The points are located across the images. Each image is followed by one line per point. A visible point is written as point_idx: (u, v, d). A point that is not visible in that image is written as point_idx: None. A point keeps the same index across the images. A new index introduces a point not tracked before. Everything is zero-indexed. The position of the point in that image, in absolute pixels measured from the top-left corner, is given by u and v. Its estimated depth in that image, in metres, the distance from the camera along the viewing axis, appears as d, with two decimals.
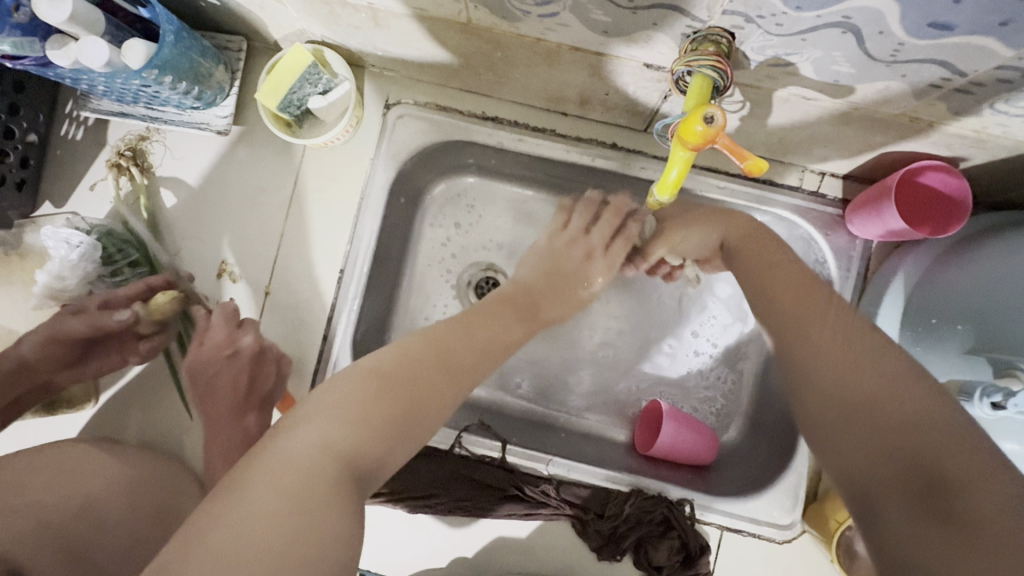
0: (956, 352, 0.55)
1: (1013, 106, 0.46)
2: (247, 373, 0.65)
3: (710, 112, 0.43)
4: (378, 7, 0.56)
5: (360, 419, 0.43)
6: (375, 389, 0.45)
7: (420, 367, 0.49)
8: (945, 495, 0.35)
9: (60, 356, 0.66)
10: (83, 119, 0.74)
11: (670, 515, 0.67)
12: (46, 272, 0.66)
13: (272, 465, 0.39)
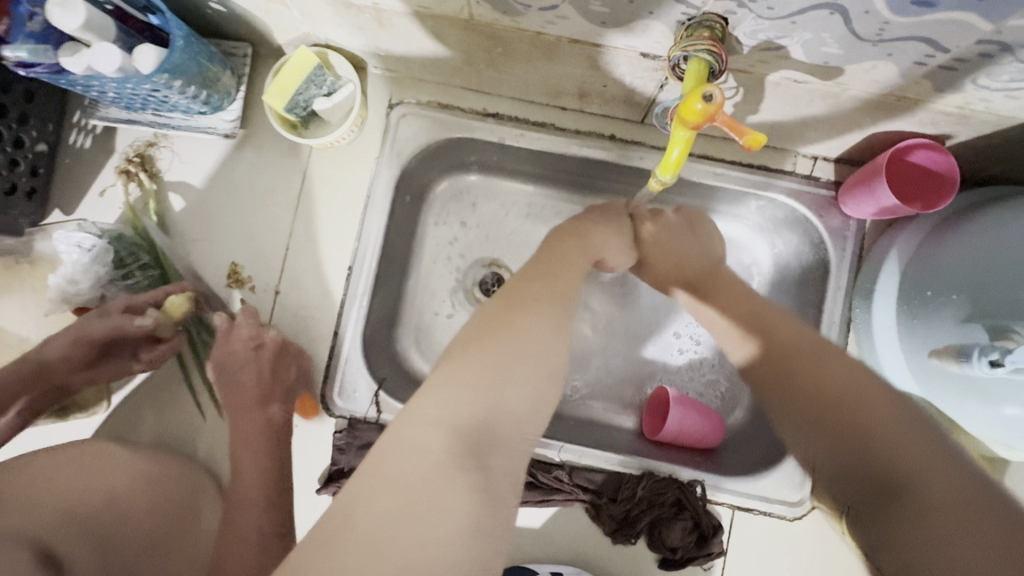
0: (953, 321, 0.57)
1: (994, 80, 0.48)
2: (270, 367, 0.66)
3: (710, 90, 0.45)
4: (382, 7, 0.58)
5: (480, 383, 0.43)
6: (496, 349, 0.45)
7: (505, 334, 0.46)
8: (899, 488, 0.39)
9: (81, 359, 0.63)
10: (91, 127, 0.75)
11: (682, 496, 0.68)
12: (57, 275, 0.66)
13: (393, 459, 0.39)
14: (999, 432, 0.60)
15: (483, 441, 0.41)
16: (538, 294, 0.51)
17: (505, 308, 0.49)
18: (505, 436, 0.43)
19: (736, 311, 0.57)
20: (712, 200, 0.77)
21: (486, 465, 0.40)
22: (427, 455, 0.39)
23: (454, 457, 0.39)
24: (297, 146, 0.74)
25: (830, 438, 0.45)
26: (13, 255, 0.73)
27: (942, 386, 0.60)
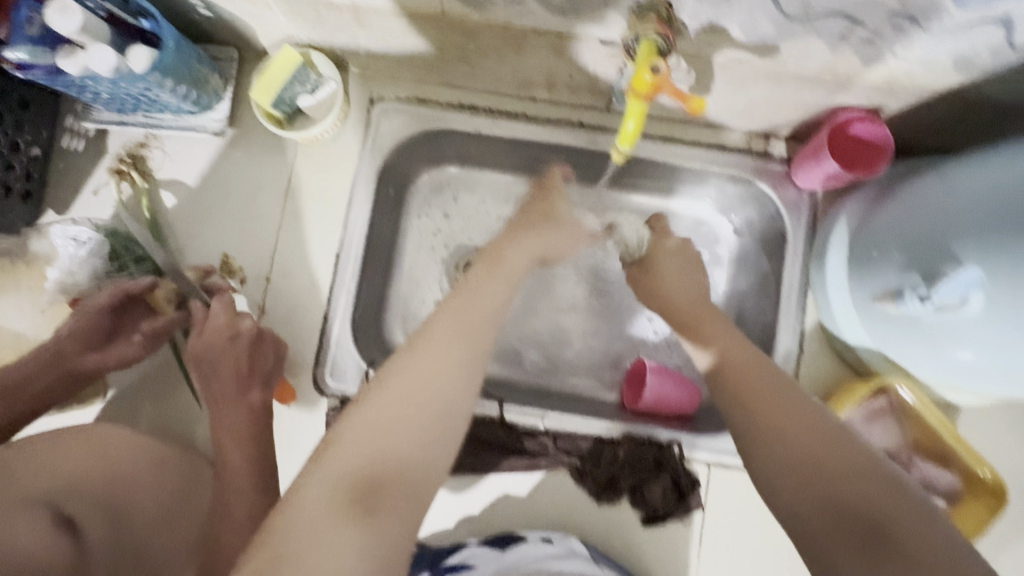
0: (895, 271, 0.60)
1: (910, 51, 0.55)
2: (247, 355, 0.64)
3: (655, 64, 0.53)
4: (361, 5, 0.62)
5: (375, 430, 0.41)
6: (383, 397, 0.43)
7: (401, 367, 0.44)
8: (882, 537, 0.38)
9: (88, 336, 0.65)
10: (84, 131, 0.78)
11: (660, 456, 0.73)
12: (56, 268, 0.70)
13: (286, 515, 0.38)
14: (955, 376, 0.63)
15: (372, 486, 0.39)
16: (456, 321, 0.48)
17: (422, 334, 0.47)
18: (400, 478, 0.41)
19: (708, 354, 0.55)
20: (677, 181, 0.82)
21: (374, 513, 0.39)
22: (312, 515, 0.38)
23: (339, 511, 0.38)
24: (284, 142, 0.78)
25: (796, 479, 0.43)
26: (9, 256, 0.75)
27: (893, 334, 0.64)
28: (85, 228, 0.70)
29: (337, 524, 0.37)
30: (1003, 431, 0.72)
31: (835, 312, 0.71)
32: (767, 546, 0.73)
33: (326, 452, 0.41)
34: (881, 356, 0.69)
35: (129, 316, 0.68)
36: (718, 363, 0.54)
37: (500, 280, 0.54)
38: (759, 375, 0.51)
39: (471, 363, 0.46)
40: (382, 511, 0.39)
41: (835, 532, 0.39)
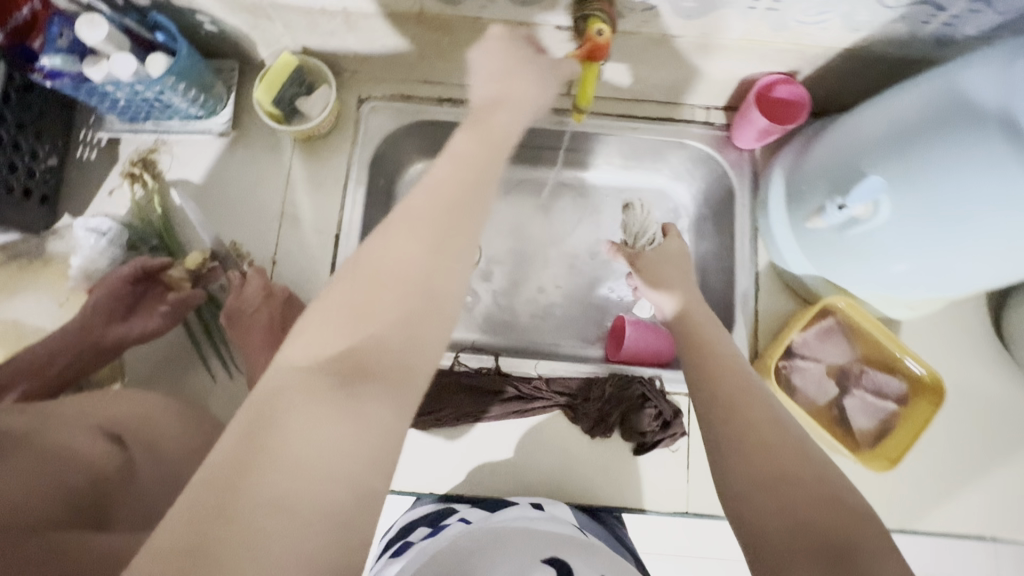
0: (823, 194, 0.71)
1: (806, 16, 0.67)
2: (281, 309, 0.72)
3: (597, 26, 0.63)
4: (351, 10, 0.73)
5: (359, 308, 0.41)
6: (355, 282, 0.43)
7: (380, 246, 0.44)
8: (847, 561, 0.40)
9: (114, 309, 0.72)
10: (97, 141, 0.85)
11: (645, 389, 0.80)
12: (76, 258, 0.76)
13: (276, 395, 0.37)
14: (881, 286, 0.74)
15: (359, 364, 0.39)
16: (430, 197, 0.47)
17: (409, 209, 0.46)
18: (385, 352, 0.41)
19: (701, 363, 0.59)
20: (636, 152, 0.93)
21: (361, 388, 0.38)
22: (299, 391, 0.37)
23: (325, 388, 0.37)
24: (283, 140, 0.87)
25: (762, 494, 0.45)
26: (28, 257, 0.81)
27: (827, 257, 0.75)
28: (103, 220, 0.76)
29: (329, 405, 0.36)
30: (936, 340, 0.83)
31: (781, 248, 0.82)
32: None
33: (306, 339, 0.40)
34: (823, 280, 0.79)
35: (151, 291, 0.76)
36: (703, 378, 0.57)
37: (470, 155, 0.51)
38: (740, 387, 0.55)
39: (458, 236, 0.46)
40: (368, 390, 0.38)
41: (792, 545, 0.42)
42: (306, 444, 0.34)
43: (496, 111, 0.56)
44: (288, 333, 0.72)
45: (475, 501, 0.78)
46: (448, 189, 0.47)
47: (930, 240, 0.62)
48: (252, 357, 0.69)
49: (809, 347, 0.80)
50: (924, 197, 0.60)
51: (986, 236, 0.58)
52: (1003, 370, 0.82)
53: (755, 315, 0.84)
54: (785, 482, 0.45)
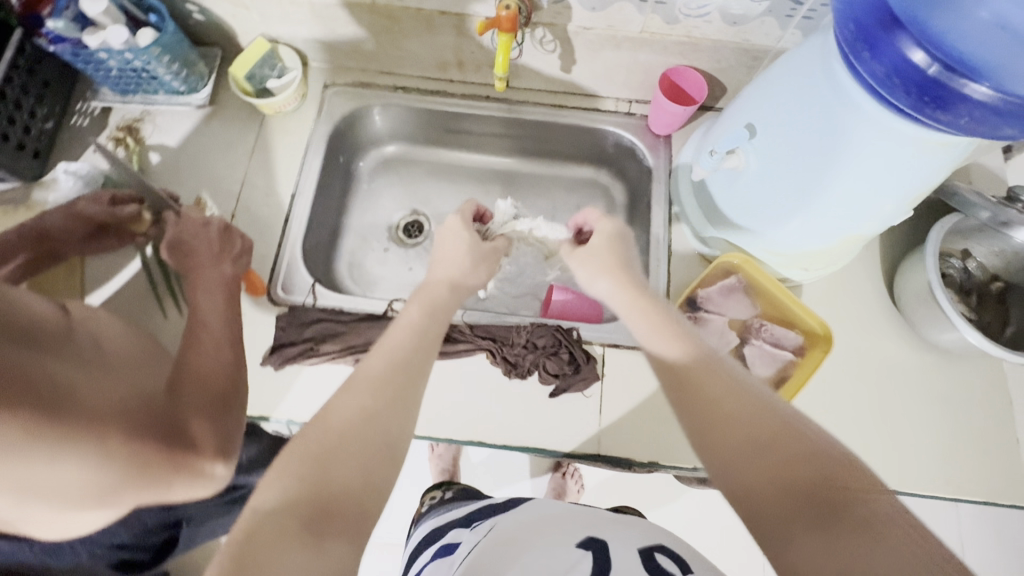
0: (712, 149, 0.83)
1: (689, 8, 0.80)
2: (218, 238, 0.80)
3: (506, 2, 0.76)
4: (315, 0, 0.87)
5: (324, 462, 0.48)
6: (317, 437, 0.49)
7: (348, 412, 0.52)
8: (849, 510, 0.42)
9: (76, 231, 0.80)
10: (91, 111, 0.97)
11: (559, 334, 0.86)
12: (55, 194, 0.88)
13: (246, 547, 0.41)
14: (762, 240, 0.82)
15: (325, 511, 0.45)
16: (395, 361, 0.58)
17: (381, 380, 0.55)
18: (349, 503, 0.47)
19: (667, 367, 0.57)
20: (569, 141, 1.05)
21: (326, 533, 0.44)
22: (273, 533, 0.42)
23: (294, 532, 0.43)
24: (253, 116, 0.99)
25: (761, 471, 0.47)
26: (14, 203, 0.90)
27: (718, 211, 0.85)
28: (84, 165, 0.88)
29: (297, 553, 0.41)
30: (833, 304, 0.90)
31: (687, 212, 0.92)
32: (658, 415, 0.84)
33: (269, 488, 0.45)
34: (723, 241, 0.88)
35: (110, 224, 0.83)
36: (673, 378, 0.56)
37: (424, 327, 0.64)
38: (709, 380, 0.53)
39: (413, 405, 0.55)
40: (332, 535, 0.44)
41: (799, 520, 0.43)
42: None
43: (444, 296, 0.70)
44: (228, 258, 0.80)
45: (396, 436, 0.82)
46: (404, 363, 0.58)
47: (790, 175, 0.72)
48: (199, 272, 0.76)
49: (713, 302, 0.87)
50: (773, 144, 0.72)
51: (840, 176, 0.67)
52: (894, 334, 0.88)
53: (669, 279, 0.92)
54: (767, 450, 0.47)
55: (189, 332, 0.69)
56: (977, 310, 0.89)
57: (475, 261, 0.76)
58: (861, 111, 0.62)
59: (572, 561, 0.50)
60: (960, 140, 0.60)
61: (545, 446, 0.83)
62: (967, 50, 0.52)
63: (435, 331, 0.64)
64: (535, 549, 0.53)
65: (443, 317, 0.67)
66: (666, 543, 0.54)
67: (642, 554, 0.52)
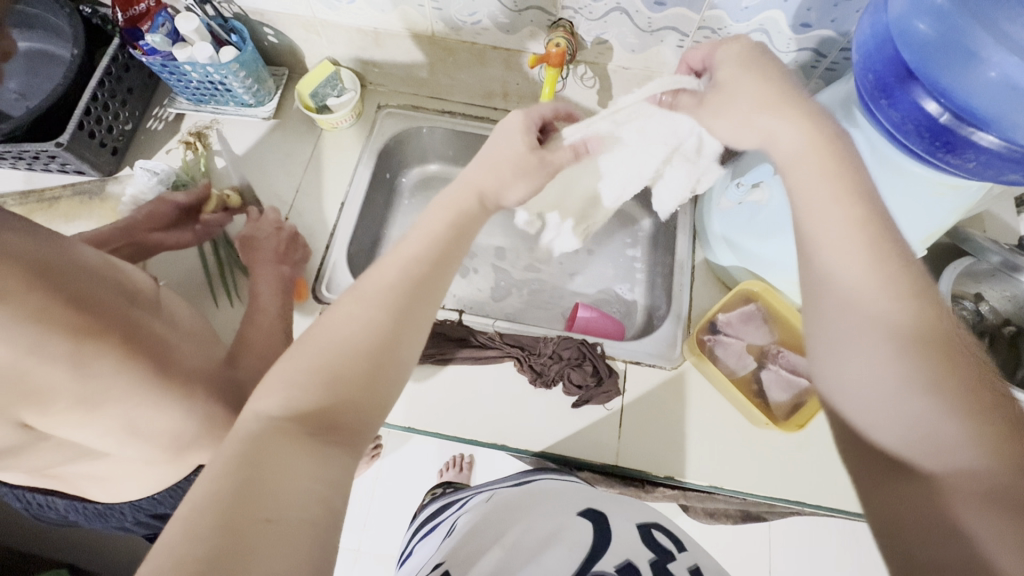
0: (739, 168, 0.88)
1: None
2: (284, 243, 0.92)
3: (556, 41, 0.84)
4: (381, 30, 0.97)
5: (326, 376, 0.49)
6: (321, 348, 0.51)
7: (348, 327, 0.52)
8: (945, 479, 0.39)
9: (159, 220, 0.92)
10: (166, 117, 1.07)
11: (584, 348, 0.91)
12: (131, 188, 0.96)
13: (257, 444, 0.44)
14: (778, 268, 0.87)
15: (326, 425, 0.47)
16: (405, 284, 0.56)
17: (384, 296, 0.55)
18: (349, 418, 0.49)
19: (823, 269, 0.50)
20: None
21: (327, 445, 0.46)
22: (283, 438, 0.45)
23: (300, 439, 0.45)
24: (311, 129, 1.07)
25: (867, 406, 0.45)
26: (90, 195, 0.99)
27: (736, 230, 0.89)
28: (160, 164, 0.96)
29: (301, 451, 0.45)
30: None
31: (706, 233, 0.97)
32: (673, 432, 0.88)
33: (273, 393, 0.48)
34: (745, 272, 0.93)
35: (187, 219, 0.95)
36: (828, 283, 0.50)
37: (436, 245, 0.60)
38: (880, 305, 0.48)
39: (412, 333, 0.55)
40: (333, 445, 0.47)
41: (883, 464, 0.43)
42: (287, 482, 0.42)
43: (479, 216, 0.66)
44: (288, 262, 0.92)
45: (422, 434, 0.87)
46: (408, 279, 0.56)
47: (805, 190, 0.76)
48: (260, 270, 0.88)
49: (732, 327, 0.91)
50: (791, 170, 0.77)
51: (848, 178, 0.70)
52: None
53: (689, 303, 0.97)
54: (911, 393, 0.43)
55: (247, 316, 0.81)
56: (989, 351, 0.91)
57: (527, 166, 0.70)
58: (875, 146, 0.67)
59: (569, 524, 0.60)
60: (971, 184, 0.65)
61: (565, 454, 0.86)
62: (975, 102, 0.58)
63: (447, 248, 0.61)
64: (532, 518, 0.62)
65: (465, 237, 0.64)
66: (660, 522, 0.65)
67: (642, 530, 0.61)
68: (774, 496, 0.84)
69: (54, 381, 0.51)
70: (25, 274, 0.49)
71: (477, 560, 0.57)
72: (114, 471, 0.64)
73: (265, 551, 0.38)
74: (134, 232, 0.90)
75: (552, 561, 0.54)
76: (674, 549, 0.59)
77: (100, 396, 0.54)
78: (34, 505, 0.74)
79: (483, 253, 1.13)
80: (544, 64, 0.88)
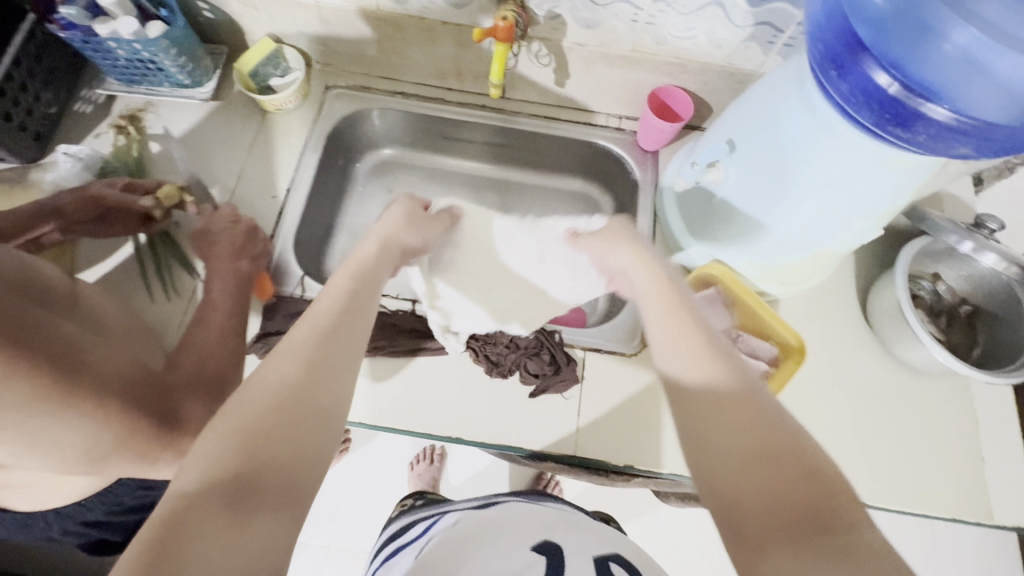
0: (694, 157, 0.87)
1: (678, 31, 0.85)
2: (242, 237, 0.86)
3: (504, 14, 0.81)
4: (323, 4, 0.91)
5: (249, 438, 0.46)
6: (239, 411, 0.48)
7: (271, 385, 0.51)
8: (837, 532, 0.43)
9: (90, 213, 0.83)
10: (95, 99, 0.99)
11: (541, 335, 0.89)
12: (53, 174, 0.91)
13: (169, 524, 0.40)
14: (737, 250, 0.85)
15: (252, 489, 0.44)
16: (330, 338, 0.57)
17: (312, 347, 0.55)
18: (281, 478, 0.46)
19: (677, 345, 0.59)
20: (560, 153, 1.08)
21: (255, 510, 0.43)
22: (199, 511, 0.41)
23: (221, 510, 0.42)
24: (253, 112, 1.01)
25: (750, 470, 0.48)
26: (10, 181, 0.92)
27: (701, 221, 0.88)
28: (83, 148, 0.92)
29: (222, 523, 0.41)
30: (809, 319, 0.93)
31: (666, 218, 0.95)
32: (635, 420, 0.86)
33: (188, 468, 0.44)
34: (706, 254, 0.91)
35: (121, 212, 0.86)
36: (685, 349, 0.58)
37: (344, 302, 0.62)
38: (721, 368, 0.55)
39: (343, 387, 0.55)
40: (262, 512, 0.43)
41: (781, 525, 0.44)
42: (208, 566, 0.38)
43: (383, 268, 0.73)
44: (247, 256, 0.85)
45: (374, 429, 0.83)
46: (322, 333, 0.57)
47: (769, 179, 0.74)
48: (215, 264, 0.82)
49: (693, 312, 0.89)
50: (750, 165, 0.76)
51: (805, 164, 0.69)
52: (868, 352, 0.90)
53: None
54: (771, 460, 0.47)
55: (198, 314, 0.76)
56: (947, 331, 0.93)
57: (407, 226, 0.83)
58: (827, 126, 0.65)
59: (526, 561, 0.53)
60: (923, 161, 0.64)
61: (528, 447, 0.84)
62: (928, 73, 0.56)
63: (363, 306, 0.63)
64: (495, 548, 0.55)
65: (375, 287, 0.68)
66: (623, 553, 0.57)
67: (598, 564, 0.53)
68: None
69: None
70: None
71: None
72: (27, 479, 0.59)
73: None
74: (64, 218, 0.81)
75: None
76: None
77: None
78: None
79: None
80: (492, 38, 0.84)
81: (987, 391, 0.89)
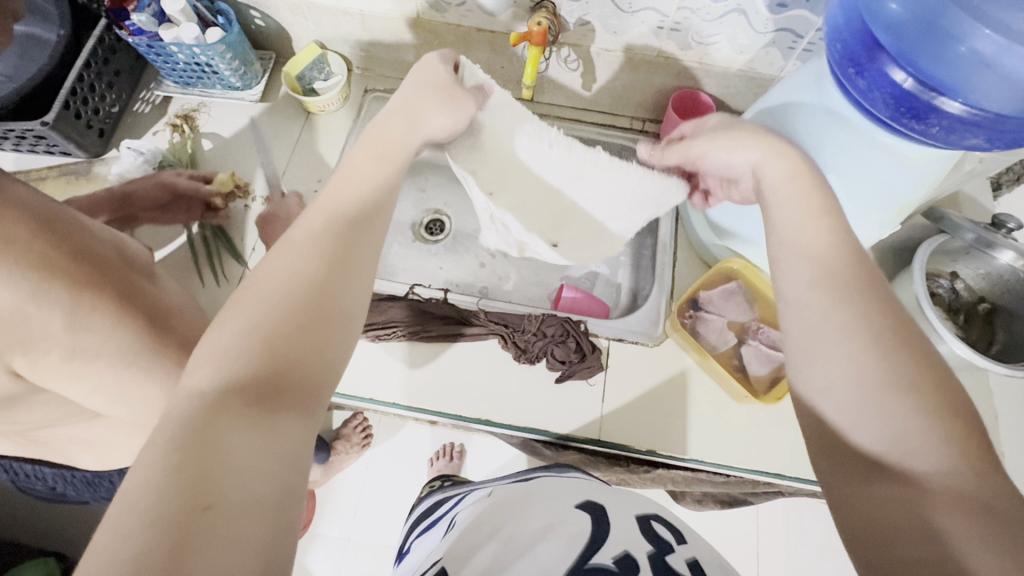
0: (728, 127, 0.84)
1: (702, 38, 0.90)
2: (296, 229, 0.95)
3: (539, 20, 0.86)
4: (367, 12, 0.97)
5: (260, 345, 0.45)
6: (251, 318, 0.46)
7: (281, 291, 0.48)
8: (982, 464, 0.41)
9: (157, 198, 0.93)
10: (153, 100, 1.07)
11: (567, 324, 0.91)
12: (118, 166, 0.99)
13: (192, 426, 0.40)
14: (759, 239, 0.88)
15: (267, 398, 0.43)
16: (343, 248, 0.53)
17: (332, 256, 0.52)
18: (297, 388, 0.45)
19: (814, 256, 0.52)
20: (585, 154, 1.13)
21: (271, 419, 0.42)
22: (218, 416, 0.41)
23: (239, 415, 0.41)
24: (297, 113, 1.08)
25: (889, 396, 0.43)
26: (77, 175, 1.00)
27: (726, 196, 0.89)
28: (145, 144, 0.99)
29: (247, 424, 0.41)
30: None
31: (687, 212, 0.99)
32: (656, 406, 0.89)
33: (204, 372, 0.44)
34: (724, 249, 0.95)
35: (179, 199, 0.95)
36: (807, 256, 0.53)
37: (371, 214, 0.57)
38: (870, 302, 0.49)
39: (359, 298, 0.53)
40: (279, 416, 0.43)
41: (934, 454, 0.41)
42: (238, 467, 0.39)
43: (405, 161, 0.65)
44: None
45: (411, 410, 0.88)
46: (332, 238, 0.53)
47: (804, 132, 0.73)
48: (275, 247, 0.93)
49: (714, 304, 0.93)
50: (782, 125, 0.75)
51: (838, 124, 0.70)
52: None
53: (671, 281, 0.98)
54: (924, 385, 0.43)
55: None
56: (965, 329, 0.94)
57: (441, 106, 0.69)
58: (844, 122, 0.69)
59: (566, 517, 0.56)
60: (941, 154, 0.67)
61: (553, 430, 0.88)
62: (945, 69, 0.59)
63: (377, 209, 0.59)
64: (539, 505, 0.59)
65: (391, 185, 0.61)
66: (661, 513, 0.61)
67: (640, 522, 0.57)
68: (755, 468, 0.86)
69: (59, 322, 0.51)
70: (21, 223, 0.51)
71: (472, 554, 0.53)
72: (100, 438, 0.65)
73: (223, 538, 0.35)
74: (133, 202, 0.91)
75: (548, 554, 0.49)
76: (674, 541, 0.55)
77: (90, 349, 0.53)
78: (22, 477, 0.77)
79: (470, 237, 1.14)
80: (527, 43, 0.89)
81: (1007, 388, 0.90)
